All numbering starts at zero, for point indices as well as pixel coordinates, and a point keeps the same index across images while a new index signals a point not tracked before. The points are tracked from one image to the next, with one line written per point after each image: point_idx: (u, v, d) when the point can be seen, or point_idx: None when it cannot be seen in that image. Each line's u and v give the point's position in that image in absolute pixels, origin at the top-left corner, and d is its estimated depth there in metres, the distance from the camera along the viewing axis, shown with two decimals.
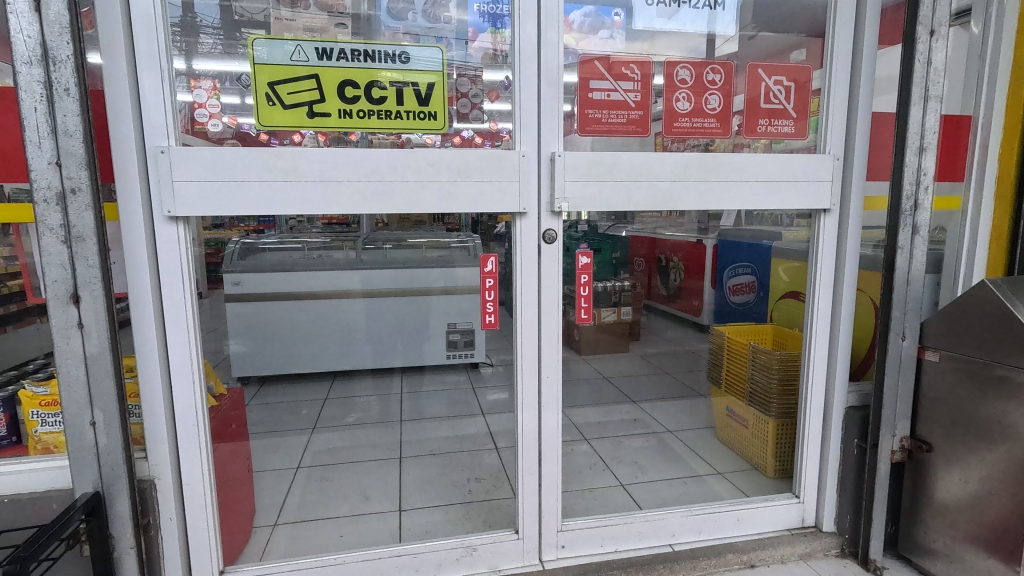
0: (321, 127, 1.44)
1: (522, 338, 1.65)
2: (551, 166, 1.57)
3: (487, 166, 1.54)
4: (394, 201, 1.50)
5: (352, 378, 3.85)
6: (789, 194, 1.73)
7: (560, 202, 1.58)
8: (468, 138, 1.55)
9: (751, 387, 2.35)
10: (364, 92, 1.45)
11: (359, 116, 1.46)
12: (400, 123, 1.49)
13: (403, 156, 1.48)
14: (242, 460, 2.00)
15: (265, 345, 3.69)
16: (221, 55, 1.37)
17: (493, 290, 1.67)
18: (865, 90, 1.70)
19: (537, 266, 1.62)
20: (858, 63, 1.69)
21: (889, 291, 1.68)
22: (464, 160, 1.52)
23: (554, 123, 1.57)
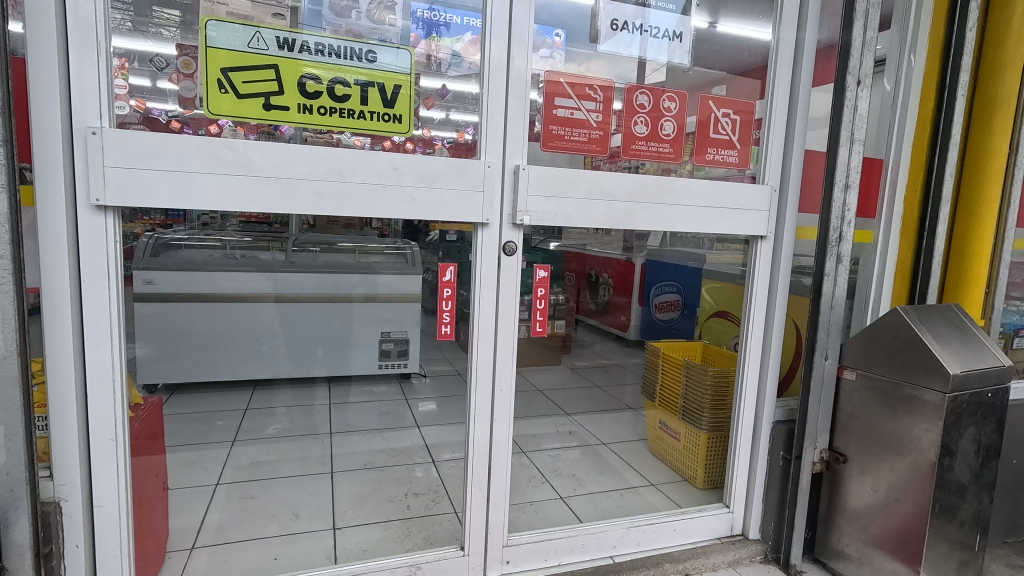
0: (277, 121, 1.35)
1: (477, 349, 1.63)
2: (514, 179, 1.58)
3: (451, 174, 1.51)
4: (353, 203, 1.43)
5: (274, 387, 3.63)
6: (731, 220, 1.84)
7: (522, 214, 1.58)
8: (400, 143, 1.48)
9: (684, 401, 2.44)
10: (327, 88, 1.38)
11: (320, 112, 1.38)
12: (364, 124, 1.43)
13: (365, 157, 1.42)
14: (157, 477, 1.82)
15: (177, 349, 3.41)
16: (132, 32, 1.27)
17: (451, 300, 1.64)
18: (801, 128, 1.85)
19: (496, 278, 1.61)
20: (794, 104, 1.84)
21: (816, 314, 1.82)
22: (428, 166, 1.49)
23: (521, 136, 1.58)
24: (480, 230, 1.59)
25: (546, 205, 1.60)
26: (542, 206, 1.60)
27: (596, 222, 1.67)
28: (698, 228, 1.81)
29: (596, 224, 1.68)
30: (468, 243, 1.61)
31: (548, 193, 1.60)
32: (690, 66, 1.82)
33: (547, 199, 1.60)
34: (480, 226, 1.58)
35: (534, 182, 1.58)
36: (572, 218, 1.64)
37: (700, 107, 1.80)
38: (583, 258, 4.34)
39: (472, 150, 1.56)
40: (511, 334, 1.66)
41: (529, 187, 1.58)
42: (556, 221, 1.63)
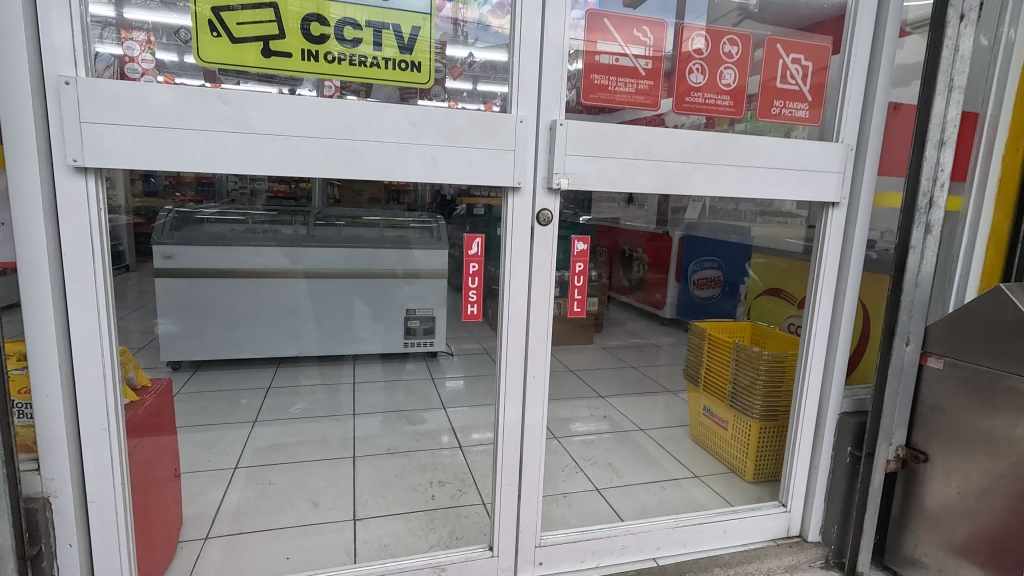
0: (278, 70, 1.18)
1: (506, 331, 1.46)
2: (549, 137, 1.37)
3: (477, 130, 1.30)
4: (367, 166, 1.24)
5: (298, 365, 3.54)
6: (800, 184, 1.60)
7: (559, 177, 1.37)
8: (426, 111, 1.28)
9: (734, 387, 2.22)
10: (335, 31, 1.19)
11: (327, 60, 1.20)
12: (377, 73, 1.24)
13: (378, 112, 1.22)
14: (168, 461, 1.72)
15: (200, 327, 3.32)
16: (158, 5, 1.11)
17: (477, 277, 1.45)
18: (885, 77, 1.58)
19: (529, 250, 1.42)
20: (878, 46, 1.57)
21: (897, 294, 1.58)
22: (452, 121, 1.28)
23: (557, 86, 1.36)
24: (510, 197, 1.39)
25: (587, 167, 1.39)
26: (582, 168, 1.39)
27: (645, 186, 1.45)
28: (761, 194, 1.57)
29: (645, 188, 1.45)
30: (498, 212, 1.42)
31: (588, 153, 1.39)
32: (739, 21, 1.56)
33: (587, 160, 1.39)
34: (511, 193, 1.38)
35: (572, 140, 1.36)
36: (616, 181, 1.43)
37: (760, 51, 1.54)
38: (614, 232, 4.08)
39: (500, 104, 1.35)
40: (545, 315, 1.47)
41: (566, 146, 1.37)
42: (598, 184, 1.41)
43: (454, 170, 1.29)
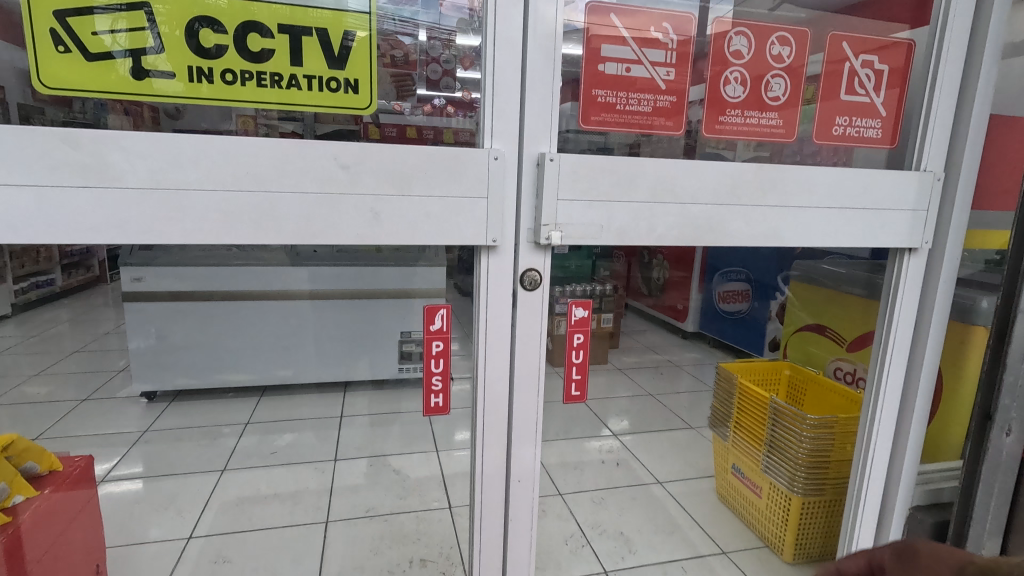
0: (156, 96, 0.86)
1: (483, 426, 1.13)
2: (535, 175, 1.03)
3: (436, 173, 0.96)
4: (283, 228, 0.91)
5: (284, 391, 3.26)
6: (870, 227, 1.22)
7: (550, 228, 1.03)
8: (440, 106, 1.06)
9: (770, 450, 1.86)
10: (234, 41, 0.87)
11: (225, 80, 0.88)
12: (298, 98, 0.92)
13: (292, 154, 0.89)
14: (91, 553, 1.50)
15: (175, 354, 3.03)
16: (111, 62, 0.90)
17: (444, 359, 1.08)
18: (985, 85, 1.19)
19: (510, 323, 1.09)
20: (977, 45, 1.19)
21: (998, 369, 1.25)
22: (399, 161, 0.94)
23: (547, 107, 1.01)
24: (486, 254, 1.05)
25: (588, 212, 1.05)
26: (582, 214, 1.05)
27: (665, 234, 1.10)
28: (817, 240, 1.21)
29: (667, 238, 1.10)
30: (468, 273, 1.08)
31: (589, 195, 1.04)
32: (773, 6, 1.19)
33: (588, 205, 1.05)
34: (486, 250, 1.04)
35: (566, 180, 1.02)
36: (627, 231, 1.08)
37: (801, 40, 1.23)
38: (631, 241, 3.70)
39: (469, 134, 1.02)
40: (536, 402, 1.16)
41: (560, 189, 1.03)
42: (605, 235, 1.07)
43: (406, 224, 0.96)
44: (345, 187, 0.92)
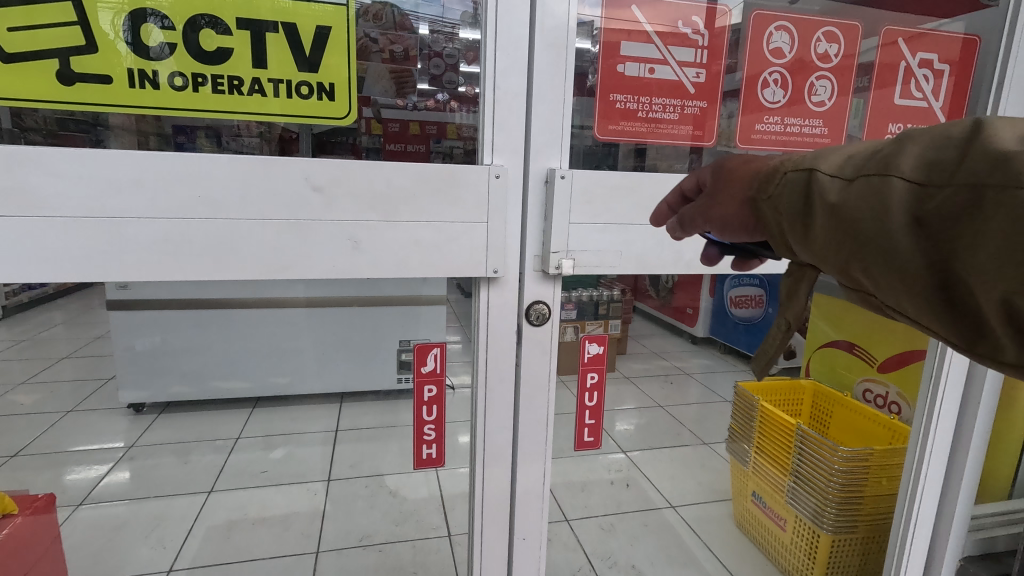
0: (93, 105, 0.74)
1: (483, 477, 0.99)
2: (540, 193, 0.90)
3: (427, 198, 0.85)
4: (251, 261, 0.80)
5: (279, 401, 3.14)
6: None
7: (559, 256, 0.90)
8: (443, 102, 0.91)
9: (794, 480, 1.73)
10: (195, 45, 0.76)
11: (174, 86, 0.76)
12: (264, 105, 0.80)
13: (262, 180, 0.78)
14: None
15: (164, 365, 2.91)
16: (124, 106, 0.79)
17: (436, 405, 0.93)
18: None
19: (514, 362, 0.95)
20: None
21: None
22: (386, 184, 0.83)
23: (553, 116, 0.88)
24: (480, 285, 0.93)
25: (600, 236, 0.92)
26: (593, 239, 0.92)
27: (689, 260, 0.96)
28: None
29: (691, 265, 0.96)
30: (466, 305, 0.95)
31: (601, 217, 0.92)
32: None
33: (599, 227, 0.92)
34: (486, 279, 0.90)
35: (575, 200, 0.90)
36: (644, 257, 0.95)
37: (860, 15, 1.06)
38: None
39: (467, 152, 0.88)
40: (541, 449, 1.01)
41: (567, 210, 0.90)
42: (618, 262, 0.94)
43: (392, 252, 0.85)
44: (318, 212, 0.81)
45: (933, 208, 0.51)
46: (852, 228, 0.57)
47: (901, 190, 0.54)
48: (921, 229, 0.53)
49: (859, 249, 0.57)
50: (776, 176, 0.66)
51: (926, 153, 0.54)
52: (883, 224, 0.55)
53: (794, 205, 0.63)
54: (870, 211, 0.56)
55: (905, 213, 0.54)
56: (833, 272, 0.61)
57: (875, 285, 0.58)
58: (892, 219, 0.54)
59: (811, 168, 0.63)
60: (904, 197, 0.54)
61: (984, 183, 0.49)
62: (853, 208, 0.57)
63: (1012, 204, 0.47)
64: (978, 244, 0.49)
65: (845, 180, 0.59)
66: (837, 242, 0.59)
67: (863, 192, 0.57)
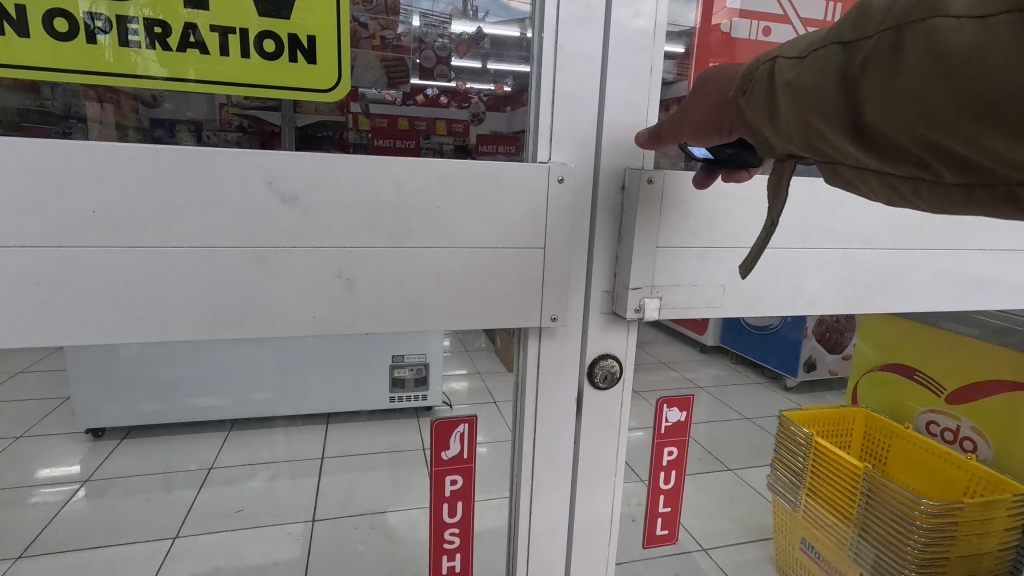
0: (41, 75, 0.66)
1: (531, 501, 0.96)
2: (615, 221, 0.90)
3: (474, 228, 0.78)
4: (270, 304, 0.73)
5: (258, 423, 2.84)
6: None
7: (641, 294, 0.88)
8: (433, 97, 0.87)
9: (860, 531, 1.50)
10: (143, 33, 0.67)
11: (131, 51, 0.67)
12: (239, 73, 0.71)
13: (303, 222, 0.71)
14: None
15: (128, 384, 2.61)
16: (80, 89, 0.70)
17: (466, 491, 0.78)
18: None
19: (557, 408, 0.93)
20: None
21: None
22: (434, 217, 0.76)
23: (625, 145, 0.89)
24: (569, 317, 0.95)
25: (680, 274, 0.89)
26: (668, 276, 0.89)
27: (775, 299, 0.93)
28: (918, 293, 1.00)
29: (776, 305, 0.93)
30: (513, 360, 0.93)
31: (676, 253, 0.88)
32: None
33: (676, 262, 0.88)
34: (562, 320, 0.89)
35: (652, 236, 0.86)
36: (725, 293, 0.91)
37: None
38: None
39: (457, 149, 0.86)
40: (609, 473, 0.99)
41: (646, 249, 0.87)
42: (697, 300, 0.90)
43: (453, 287, 0.79)
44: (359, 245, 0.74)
45: (866, 60, 0.51)
46: (803, 101, 0.57)
47: (839, 53, 0.54)
48: (853, 88, 0.53)
49: (815, 120, 0.56)
50: (745, 71, 0.65)
51: (857, 11, 0.53)
52: (826, 92, 0.55)
53: (757, 89, 0.62)
54: (814, 79, 0.56)
55: (841, 75, 0.53)
56: (798, 147, 0.62)
57: (833, 152, 0.58)
58: (833, 82, 0.54)
59: (771, 57, 0.62)
60: (838, 60, 0.54)
61: (903, 29, 0.48)
62: (802, 80, 0.57)
63: (920, 47, 0.47)
64: (896, 92, 0.49)
65: (797, 59, 0.59)
66: (795, 117, 0.58)
67: (811, 66, 0.56)
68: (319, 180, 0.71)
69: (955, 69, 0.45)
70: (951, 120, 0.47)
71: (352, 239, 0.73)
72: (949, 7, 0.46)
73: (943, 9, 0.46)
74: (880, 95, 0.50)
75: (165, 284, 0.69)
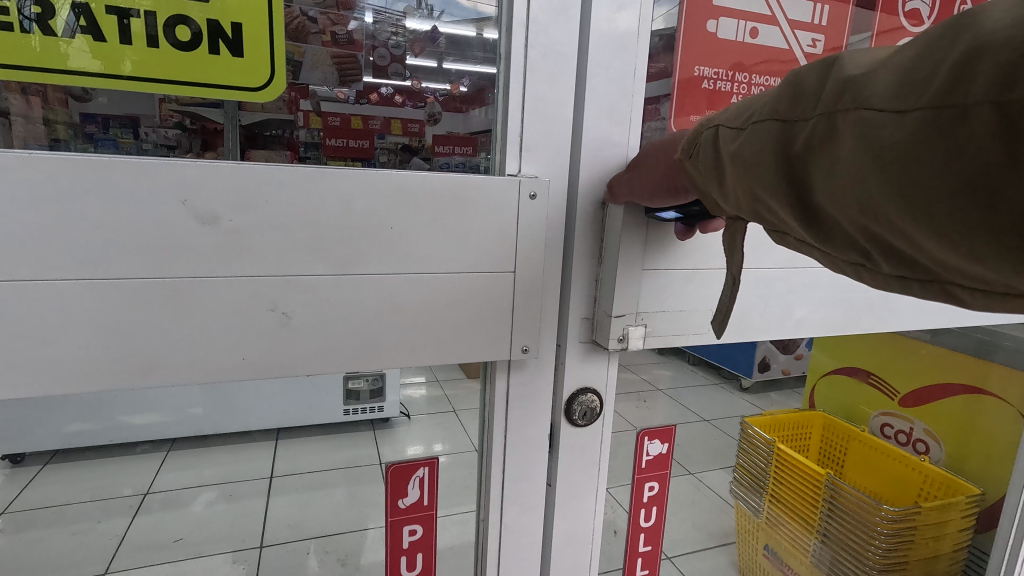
0: None
1: (498, 525, 0.93)
2: (594, 250, 0.93)
3: (432, 255, 0.76)
4: (213, 343, 0.70)
5: (200, 442, 2.66)
6: None
7: (624, 323, 0.92)
8: (388, 95, 0.84)
9: (822, 540, 1.51)
10: (22, 12, 0.62)
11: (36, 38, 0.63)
12: (156, 60, 0.67)
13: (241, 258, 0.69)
14: None
15: (51, 406, 2.38)
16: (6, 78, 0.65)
17: (427, 539, 0.78)
18: None
19: (516, 432, 0.92)
20: None
21: None
22: (392, 244, 0.74)
23: (602, 169, 0.91)
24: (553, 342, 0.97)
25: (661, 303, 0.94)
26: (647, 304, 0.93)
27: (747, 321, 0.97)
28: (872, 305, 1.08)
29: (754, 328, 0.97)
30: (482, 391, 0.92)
31: (654, 283, 0.93)
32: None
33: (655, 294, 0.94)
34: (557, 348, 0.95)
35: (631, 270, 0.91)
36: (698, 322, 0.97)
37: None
38: None
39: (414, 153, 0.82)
40: (590, 485, 1.03)
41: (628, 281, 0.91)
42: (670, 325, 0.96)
43: (410, 316, 0.77)
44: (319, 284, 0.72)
45: (802, 142, 0.60)
46: (749, 171, 0.66)
47: (776, 129, 0.63)
48: (791, 164, 0.62)
49: (769, 189, 0.64)
50: (699, 138, 0.74)
51: (794, 91, 0.62)
52: (770, 166, 0.63)
53: (701, 157, 0.72)
54: (755, 152, 0.65)
55: (781, 152, 0.62)
56: (742, 213, 0.71)
57: (776, 218, 0.67)
58: (776, 156, 0.63)
59: (714, 124, 0.72)
60: (777, 138, 0.63)
61: (836, 113, 0.57)
62: (747, 152, 0.65)
63: (851, 134, 0.55)
64: (835, 176, 0.58)
65: (739, 131, 0.68)
66: (744, 183, 0.67)
67: (753, 139, 0.65)
68: (249, 198, 0.68)
69: (892, 156, 0.52)
70: (877, 204, 0.55)
71: (287, 265, 0.71)
72: (873, 96, 0.54)
73: (869, 98, 0.54)
74: (825, 172, 0.58)
75: (82, 304, 0.65)
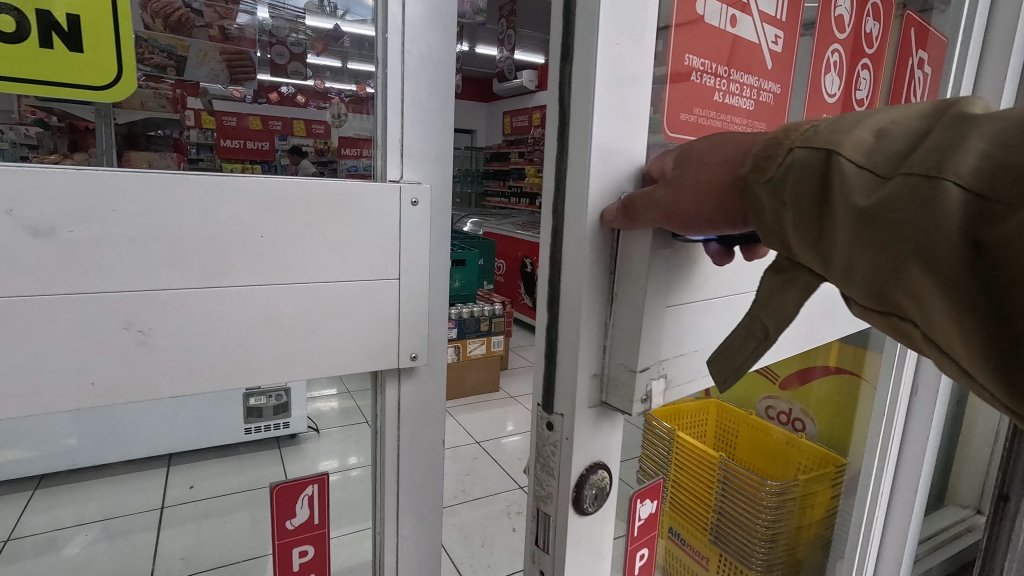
0: None
1: (397, 542, 0.91)
2: (605, 283, 0.66)
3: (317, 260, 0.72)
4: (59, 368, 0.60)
5: (75, 476, 2.37)
6: None
7: (648, 377, 0.67)
8: (288, 95, 0.81)
9: (716, 517, 1.62)
10: None
11: None
12: None
13: (97, 270, 0.60)
14: None
15: None
16: None
17: (318, 562, 0.76)
18: None
19: (418, 444, 0.89)
20: None
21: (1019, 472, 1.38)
22: (274, 251, 0.69)
23: (612, 166, 0.62)
24: (542, 412, 0.71)
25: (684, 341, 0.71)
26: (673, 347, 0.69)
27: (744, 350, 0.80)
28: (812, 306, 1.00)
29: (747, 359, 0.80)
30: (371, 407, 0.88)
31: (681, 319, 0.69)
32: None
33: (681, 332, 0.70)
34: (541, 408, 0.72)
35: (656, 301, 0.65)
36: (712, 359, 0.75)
37: (873, 11, 1.02)
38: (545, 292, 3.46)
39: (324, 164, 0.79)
40: None
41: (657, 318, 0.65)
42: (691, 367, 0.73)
43: (286, 330, 0.72)
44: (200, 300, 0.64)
45: (1009, 233, 0.37)
46: (883, 240, 0.43)
47: (955, 197, 0.40)
48: (987, 258, 0.39)
49: (910, 268, 0.42)
50: (780, 150, 0.50)
51: (981, 146, 0.40)
52: (933, 250, 0.40)
53: (787, 183, 0.48)
54: (914, 220, 0.41)
55: (965, 237, 0.39)
56: (855, 293, 0.48)
57: (913, 308, 0.44)
58: (948, 236, 0.40)
59: (828, 147, 0.47)
60: (962, 208, 0.39)
61: None
62: (889, 209, 0.42)
63: None
64: None
65: (874, 177, 0.44)
66: (869, 253, 0.44)
67: (904, 193, 0.42)
68: (94, 210, 0.59)
69: None
70: None
71: (152, 283, 0.63)
72: None
73: None
74: None
75: None
